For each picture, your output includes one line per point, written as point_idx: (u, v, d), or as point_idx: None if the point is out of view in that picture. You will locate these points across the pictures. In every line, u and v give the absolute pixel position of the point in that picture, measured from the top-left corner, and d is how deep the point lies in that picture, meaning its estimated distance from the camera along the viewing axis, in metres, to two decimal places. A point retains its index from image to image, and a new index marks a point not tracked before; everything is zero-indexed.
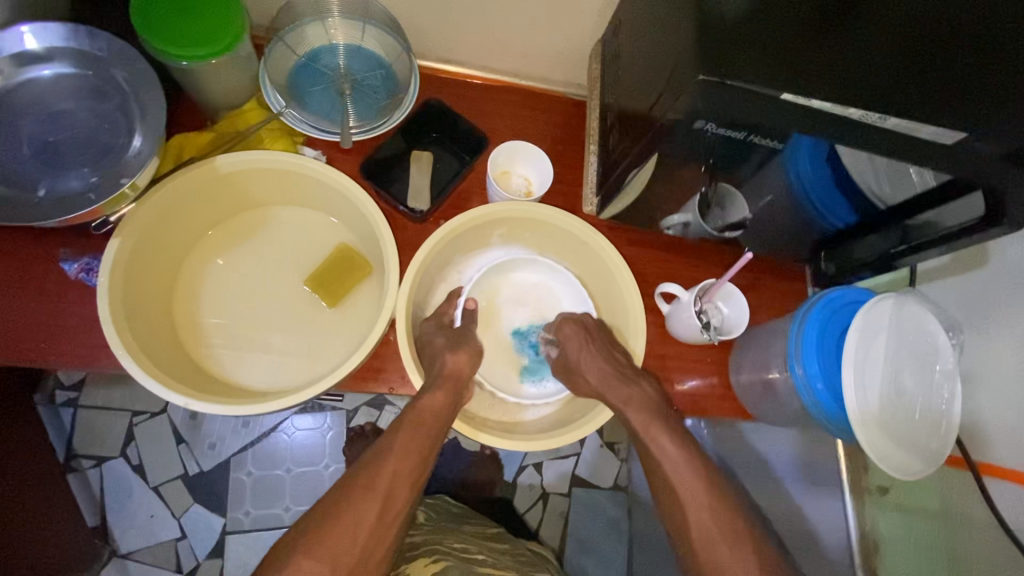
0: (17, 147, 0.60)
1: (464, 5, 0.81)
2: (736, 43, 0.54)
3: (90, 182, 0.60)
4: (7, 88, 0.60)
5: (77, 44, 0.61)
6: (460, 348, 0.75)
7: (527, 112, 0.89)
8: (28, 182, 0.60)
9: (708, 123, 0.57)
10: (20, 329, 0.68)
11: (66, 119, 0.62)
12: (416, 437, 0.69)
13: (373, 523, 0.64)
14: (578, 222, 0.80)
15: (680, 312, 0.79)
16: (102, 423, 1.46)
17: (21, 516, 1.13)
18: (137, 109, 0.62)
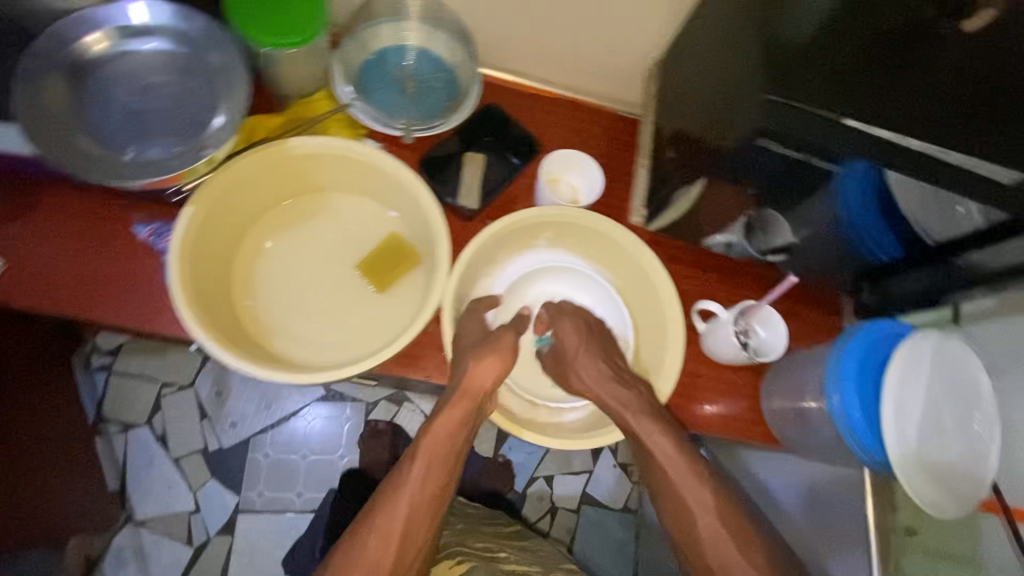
0: (112, 113, 0.64)
1: (530, 17, 0.84)
2: (804, 67, 0.56)
3: (172, 151, 0.64)
4: (110, 59, 0.65)
5: (175, 23, 0.65)
6: (486, 353, 0.75)
7: (581, 124, 0.91)
8: (118, 145, 0.64)
9: (771, 142, 0.59)
10: (91, 285, 0.73)
11: (157, 90, 0.66)
12: (433, 465, 0.76)
13: (396, 554, 0.73)
14: (636, 240, 0.78)
15: (718, 332, 0.80)
16: (133, 390, 1.51)
17: (46, 471, 1.17)
18: (221, 86, 0.66)
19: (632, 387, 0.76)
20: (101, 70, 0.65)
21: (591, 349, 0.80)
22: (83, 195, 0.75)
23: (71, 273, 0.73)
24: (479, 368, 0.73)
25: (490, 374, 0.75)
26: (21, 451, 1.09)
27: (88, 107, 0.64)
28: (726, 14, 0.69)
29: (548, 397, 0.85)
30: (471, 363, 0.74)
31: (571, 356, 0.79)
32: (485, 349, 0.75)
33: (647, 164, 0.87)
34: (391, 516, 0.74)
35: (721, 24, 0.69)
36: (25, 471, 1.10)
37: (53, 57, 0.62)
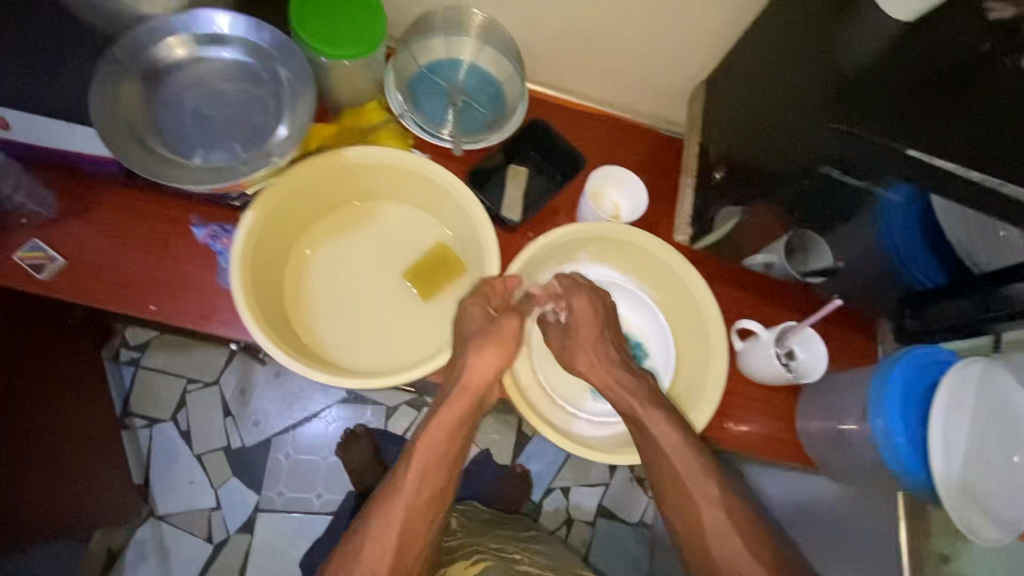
0: (182, 117, 0.66)
1: (580, 35, 0.87)
2: (869, 97, 0.59)
3: (238, 156, 0.66)
4: (184, 66, 0.67)
5: (250, 34, 0.67)
6: (486, 343, 0.72)
7: (623, 141, 0.93)
8: (186, 149, 0.65)
9: (835, 169, 0.61)
10: (150, 283, 0.75)
11: (226, 97, 0.67)
12: (427, 471, 0.73)
13: (392, 562, 0.69)
14: (683, 260, 0.79)
15: (756, 352, 0.81)
16: (159, 385, 1.52)
17: (73, 463, 1.18)
18: (287, 96, 0.67)
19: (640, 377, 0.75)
20: (175, 75, 0.67)
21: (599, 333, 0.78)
22: (144, 196, 0.76)
23: (131, 272, 0.75)
24: (480, 357, 0.72)
25: (491, 364, 0.73)
26: (51, 443, 1.11)
27: (160, 111, 0.66)
28: (789, 42, 0.70)
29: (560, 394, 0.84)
30: (471, 354, 0.72)
31: (569, 343, 0.79)
32: (487, 339, 0.73)
33: (693, 184, 0.88)
34: (385, 523, 0.70)
35: (784, 52, 0.71)
36: (54, 462, 1.11)
37: (132, 61, 0.64)
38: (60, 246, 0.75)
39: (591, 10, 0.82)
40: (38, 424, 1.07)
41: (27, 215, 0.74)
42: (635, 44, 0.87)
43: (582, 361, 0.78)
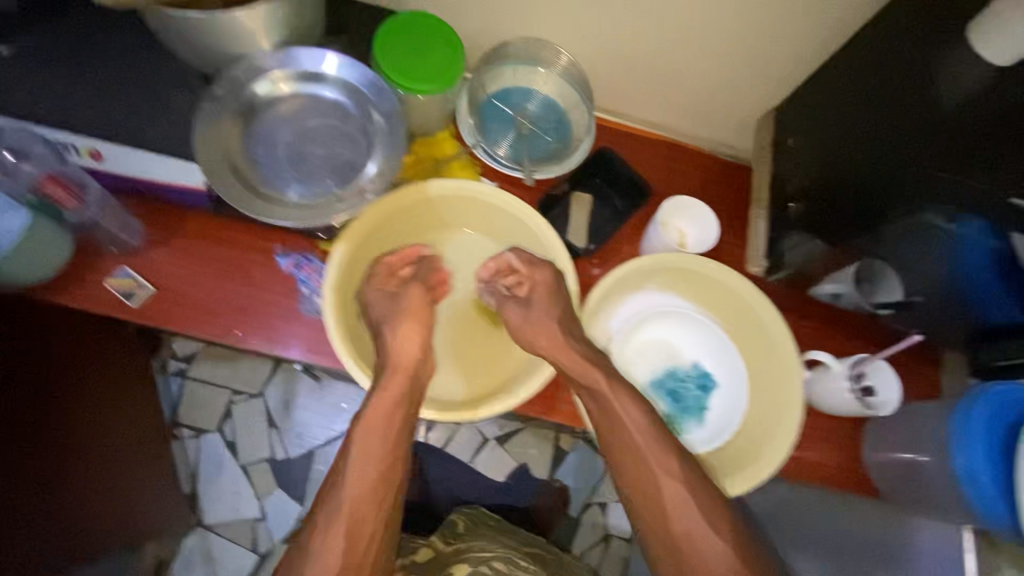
0: (277, 148, 0.70)
1: (647, 65, 0.88)
2: (961, 138, 0.61)
3: (334, 193, 0.69)
4: (277, 102, 0.70)
5: (348, 76, 0.70)
6: (402, 320, 0.75)
7: (687, 167, 0.93)
8: (281, 181, 0.70)
9: (935, 214, 0.63)
10: (235, 310, 0.78)
11: (317, 132, 0.71)
12: (367, 461, 0.70)
13: (345, 554, 0.67)
14: (767, 301, 0.78)
15: (828, 381, 0.81)
16: (205, 396, 1.54)
17: (140, 468, 1.21)
18: (376, 134, 0.71)
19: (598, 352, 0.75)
20: (269, 111, 0.70)
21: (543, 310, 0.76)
22: (230, 225, 0.79)
23: (217, 300, 0.78)
24: (402, 334, 0.75)
25: (412, 341, 0.75)
26: (121, 453, 1.14)
27: (256, 147, 0.69)
28: (868, 81, 0.70)
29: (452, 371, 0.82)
30: (390, 332, 0.75)
31: (515, 325, 0.77)
32: (401, 315, 0.76)
33: (765, 215, 0.89)
34: (334, 513, 0.68)
35: (862, 90, 0.71)
36: (123, 469, 1.14)
37: (231, 100, 0.67)
38: (149, 274, 0.77)
39: (663, 42, 0.83)
40: (112, 436, 1.10)
41: (115, 243, 0.76)
42: (703, 75, 0.87)
43: (541, 338, 0.75)
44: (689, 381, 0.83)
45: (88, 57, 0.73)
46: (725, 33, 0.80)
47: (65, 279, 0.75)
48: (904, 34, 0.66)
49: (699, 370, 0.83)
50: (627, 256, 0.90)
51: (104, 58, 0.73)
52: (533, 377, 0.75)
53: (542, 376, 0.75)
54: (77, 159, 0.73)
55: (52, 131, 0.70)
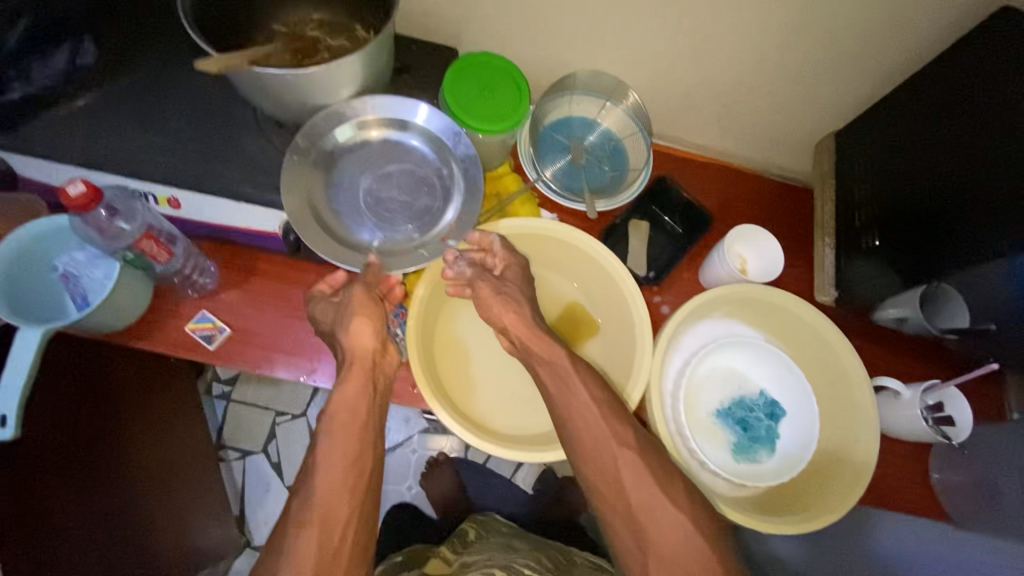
0: (359, 191, 0.77)
1: (700, 93, 0.90)
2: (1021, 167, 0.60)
3: (412, 238, 0.76)
4: (359, 147, 0.76)
5: (431, 126, 0.76)
6: (352, 315, 0.73)
7: (741, 191, 0.95)
8: (360, 222, 0.76)
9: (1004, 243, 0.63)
10: (312, 348, 0.79)
11: (395, 176, 0.77)
12: (338, 464, 0.69)
13: (318, 545, 0.63)
14: (838, 332, 0.78)
15: (898, 409, 0.81)
16: (249, 418, 1.56)
17: (194, 477, 1.23)
18: (452, 181, 0.77)
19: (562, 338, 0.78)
20: (350, 155, 0.76)
21: (506, 298, 0.78)
22: (306, 266, 0.81)
23: (295, 340, 0.79)
24: (351, 326, 0.72)
25: (368, 335, 0.73)
26: (179, 473, 1.16)
27: (337, 193, 0.76)
28: (945, 109, 0.70)
29: (456, 375, 0.83)
30: (342, 331, 0.73)
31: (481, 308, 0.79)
32: (349, 314, 0.73)
33: (831, 244, 0.89)
34: (307, 504, 0.66)
35: (934, 121, 0.71)
36: (177, 476, 1.15)
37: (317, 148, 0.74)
38: (225, 316, 0.79)
39: (721, 70, 0.85)
40: (169, 454, 1.12)
41: (193, 287, 0.77)
42: (754, 100, 0.89)
43: (505, 317, 0.77)
44: (757, 410, 0.83)
45: (163, 105, 0.74)
46: (782, 61, 0.82)
47: (145, 324, 0.77)
48: (980, 63, 0.66)
49: (767, 400, 0.84)
50: (687, 283, 0.91)
51: (182, 105, 0.74)
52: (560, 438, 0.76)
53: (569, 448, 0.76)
54: (154, 208, 0.75)
55: (132, 180, 0.72)
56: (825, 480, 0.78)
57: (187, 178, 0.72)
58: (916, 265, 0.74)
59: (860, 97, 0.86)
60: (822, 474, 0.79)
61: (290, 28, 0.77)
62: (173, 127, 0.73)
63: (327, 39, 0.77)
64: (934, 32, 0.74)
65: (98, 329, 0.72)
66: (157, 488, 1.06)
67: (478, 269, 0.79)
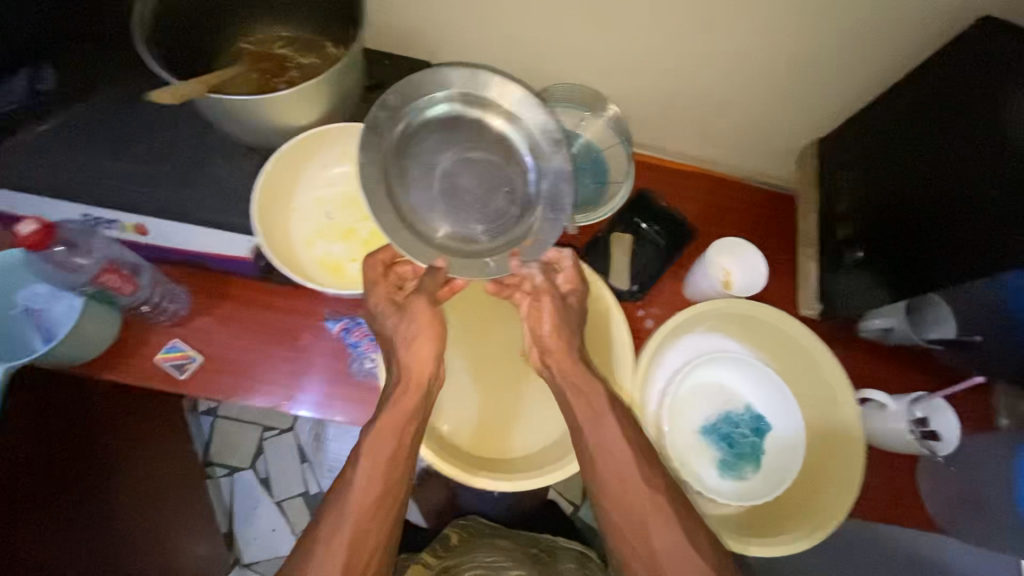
0: (435, 173, 0.74)
1: (681, 103, 0.88)
2: (986, 183, 0.61)
3: (475, 236, 0.74)
4: (452, 125, 0.73)
5: (536, 126, 0.73)
6: (417, 334, 0.68)
7: (724, 200, 0.94)
8: (426, 205, 0.73)
9: (952, 257, 0.64)
10: (289, 376, 0.78)
11: (479, 163, 0.74)
12: (372, 487, 0.64)
13: (344, 566, 0.61)
14: (818, 344, 0.77)
15: (885, 421, 0.80)
16: (235, 435, 1.54)
17: (181, 495, 1.20)
18: (537, 189, 0.74)
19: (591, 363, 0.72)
20: (439, 132, 0.73)
21: (563, 316, 0.74)
22: (280, 289, 0.79)
23: (270, 367, 0.78)
24: (415, 345, 0.68)
25: (428, 355, 0.69)
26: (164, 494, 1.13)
27: (414, 168, 0.73)
28: (921, 119, 0.70)
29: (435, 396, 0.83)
30: (403, 345, 0.68)
31: (531, 327, 0.76)
32: (415, 329, 0.68)
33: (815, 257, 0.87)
34: (338, 518, 0.63)
35: (918, 130, 0.70)
36: (163, 496, 1.12)
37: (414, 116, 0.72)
38: (198, 345, 0.77)
39: (701, 78, 0.83)
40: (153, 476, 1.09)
41: (164, 315, 0.76)
42: (736, 109, 0.88)
43: (553, 333, 0.73)
44: (743, 425, 0.83)
45: (127, 131, 0.72)
46: (763, 69, 0.80)
47: (114, 356, 0.75)
48: (961, 71, 0.65)
49: (753, 414, 0.84)
50: (671, 294, 0.89)
51: (145, 129, 0.72)
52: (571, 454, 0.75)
53: (543, 478, 0.75)
54: (116, 234, 0.71)
55: (95, 209, 0.70)
56: (805, 495, 0.78)
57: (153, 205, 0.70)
58: (900, 279, 0.72)
59: (846, 103, 0.84)
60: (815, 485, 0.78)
61: (256, 46, 0.75)
62: (136, 152, 0.71)
63: (296, 57, 0.75)
64: (917, 37, 0.72)
65: (67, 362, 0.70)
66: (140, 511, 1.03)
67: (551, 288, 0.75)
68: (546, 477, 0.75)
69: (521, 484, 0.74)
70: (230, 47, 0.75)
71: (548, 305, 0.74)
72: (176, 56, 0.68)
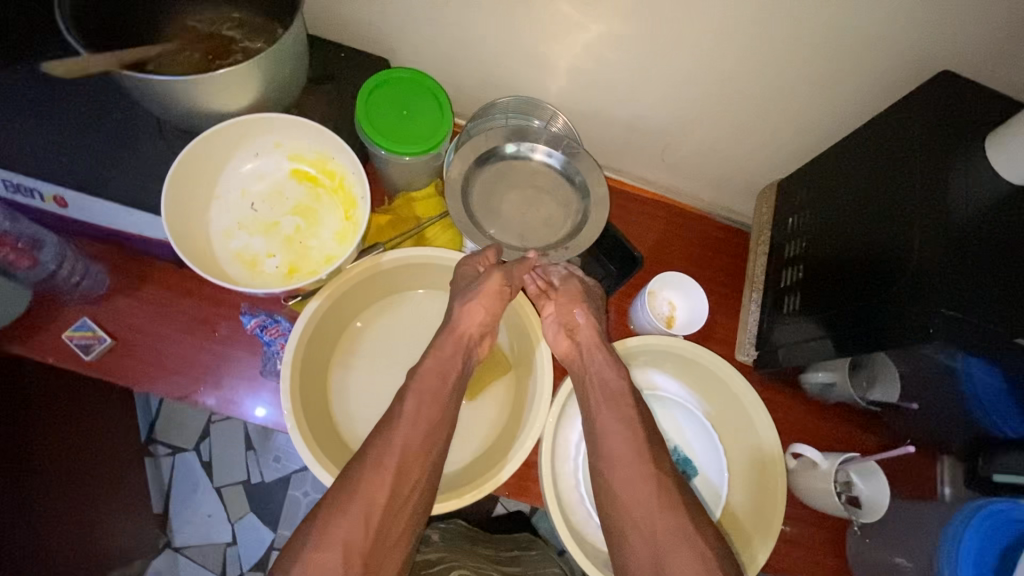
0: (495, 193, 0.82)
1: (645, 131, 0.86)
2: (903, 228, 0.59)
3: (523, 245, 0.82)
4: (519, 159, 0.82)
5: (574, 156, 0.81)
6: (474, 297, 0.75)
7: (678, 232, 0.92)
8: (484, 215, 0.81)
9: (866, 302, 0.62)
10: (201, 366, 0.75)
11: (532, 188, 0.83)
12: (420, 417, 0.68)
13: (389, 495, 0.63)
14: (746, 384, 0.77)
15: (812, 479, 0.77)
16: (184, 414, 1.51)
17: (107, 479, 1.16)
18: (576, 209, 0.82)
19: (588, 352, 0.76)
20: (505, 162, 0.82)
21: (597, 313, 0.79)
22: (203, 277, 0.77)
23: (183, 358, 0.75)
24: (474, 302, 0.74)
25: (478, 318, 0.76)
26: (91, 472, 1.10)
27: (478, 186, 0.81)
28: (866, 164, 0.68)
29: (348, 406, 0.78)
30: (460, 303, 0.75)
31: (559, 315, 0.79)
32: (476, 292, 0.75)
33: (759, 300, 0.86)
34: (386, 449, 0.65)
35: (860, 179, 0.68)
36: (88, 480, 1.08)
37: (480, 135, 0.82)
38: (111, 325, 0.74)
39: (664, 105, 0.80)
40: (85, 456, 1.07)
41: (78, 291, 0.73)
42: (703, 142, 0.85)
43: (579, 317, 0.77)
44: None
45: (54, 101, 0.69)
46: (732, 104, 0.77)
47: (18, 328, 0.72)
48: (903, 120, 0.64)
49: (680, 457, 0.80)
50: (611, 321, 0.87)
51: (75, 98, 0.69)
52: (511, 462, 0.72)
53: (473, 496, 0.71)
54: (39, 204, 0.69)
55: (10, 175, 0.67)
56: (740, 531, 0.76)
57: (72, 177, 0.67)
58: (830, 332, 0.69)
59: (811, 145, 0.81)
60: (738, 530, 0.77)
61: (204, 25, 0.71)
62: (62, 121, 0.68)
63: (243, 40, 0.70)
64: (885, 84, 0.69)
65: None
66: (58, 494, 0.99)
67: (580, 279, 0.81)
68: (484, 493, 0.71)
69: (457, 501, 0.72)
70: (177, 23, 0.71)
71: (585, 291, 0.80)
72: (106, 25, 0.65)
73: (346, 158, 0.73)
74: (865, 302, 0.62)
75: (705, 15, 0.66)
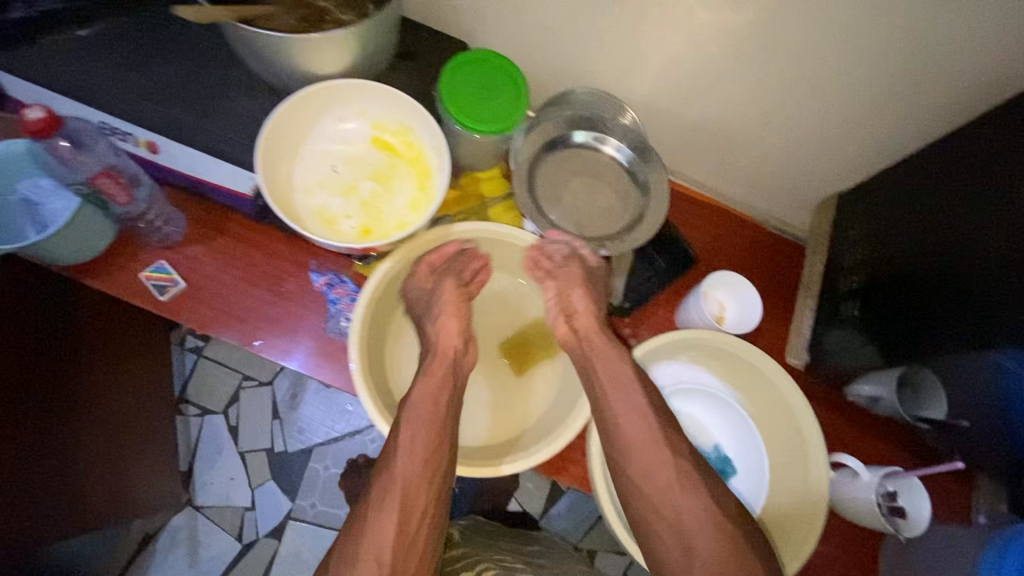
0: (561, 180, 0.84)
1: (709, 135, 0.87)
2: (975, 238, 0.59)
3: (581, 232, 0.83)
4: (588, 151, 0.85)
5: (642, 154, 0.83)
6: (440, 311, 0.74)
7: (732, 236, 0.93)
8: (549, 199, 0.83)
9: (937, 309, 0.63)
10: (264, 318, 0.77)
11: (596, 179, 0.85)
12: (416, 445, 0.65)
13: (395, 534, 0.61)
14: (789, 380, 0.77)
15: (851, 489, 0.77)
16: (216, 377, 1.54)
17: (140, 433, 1.19)
18: (638, 204, 0.84)
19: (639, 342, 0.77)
20: (574, 152, 0.85)
21: None
22: (274, 234, 0.80)
23: (248, 308, 0.78)
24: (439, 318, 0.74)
25: (453, 329, 0.75)
26: (126, 425, 1.13)
27: (546, 172, 0.84)
28: (933, 175, 0.68)
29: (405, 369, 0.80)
30: (430, 320, 0.75)
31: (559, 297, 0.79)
32: (438, 309, 0.75)
33: (813, 307, 0.87)
34: (388, 487, 0.63)
35: (926, 190, 0.68)
36: (123, 432, 1.11)
37: (554, 124, 0.83)
38: (184, 271, 0.77)
39: (732, 111, 0.81)
40: (123, 409, 1.10)
41: (157, 234, 0.76)
42: (766, 150, 0.85)
43: None
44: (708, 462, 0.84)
45: (156, 54, 0.72)
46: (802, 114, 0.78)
47: (99, 265, 0.76)
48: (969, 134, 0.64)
49: (720, 455, 0.85)
50: (660, 317, 0.88)
51: (176, 52, 0.73)
52: (557, 438, 0.74)
53: (513, 466, 0.73)
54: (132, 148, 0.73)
55: (112, 119, 0.71)
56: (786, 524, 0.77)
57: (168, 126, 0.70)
58: (896, 345, 0.70)
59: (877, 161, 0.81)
60: (777, 523, 0.78)
61: None
62: (161, 72, 0.72)
63: (336, 11, 0.71)
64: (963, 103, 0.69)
65: (57, 259, 0.71)
66: (97, 440, 1.01)
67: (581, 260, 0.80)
68: (529, 464, 0.73)
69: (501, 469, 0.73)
70: None
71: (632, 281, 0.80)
72: None
73: (427, 131, 0.76)
74: (937, 308, 0.63)
75: (785, 26, 0.67)
